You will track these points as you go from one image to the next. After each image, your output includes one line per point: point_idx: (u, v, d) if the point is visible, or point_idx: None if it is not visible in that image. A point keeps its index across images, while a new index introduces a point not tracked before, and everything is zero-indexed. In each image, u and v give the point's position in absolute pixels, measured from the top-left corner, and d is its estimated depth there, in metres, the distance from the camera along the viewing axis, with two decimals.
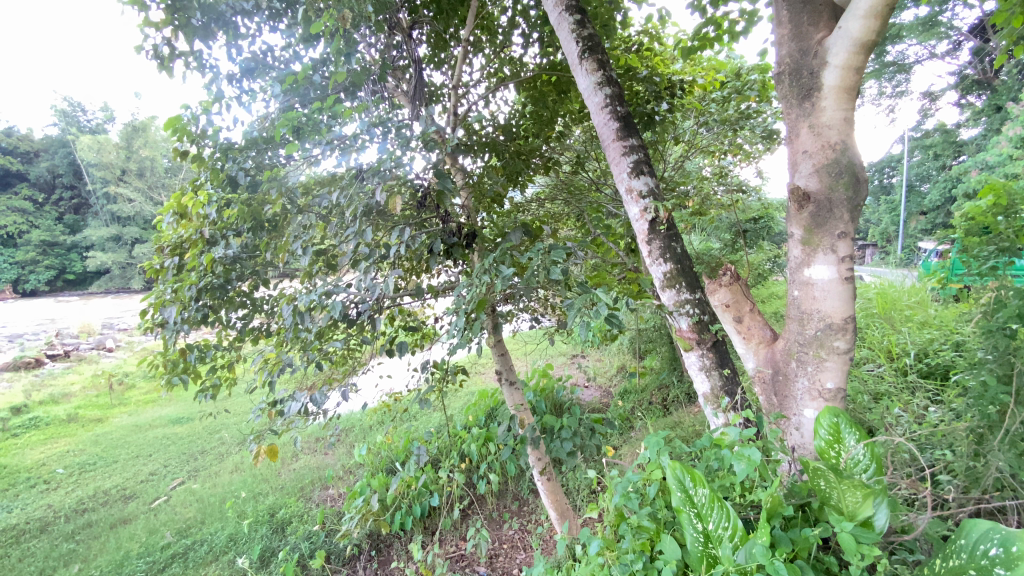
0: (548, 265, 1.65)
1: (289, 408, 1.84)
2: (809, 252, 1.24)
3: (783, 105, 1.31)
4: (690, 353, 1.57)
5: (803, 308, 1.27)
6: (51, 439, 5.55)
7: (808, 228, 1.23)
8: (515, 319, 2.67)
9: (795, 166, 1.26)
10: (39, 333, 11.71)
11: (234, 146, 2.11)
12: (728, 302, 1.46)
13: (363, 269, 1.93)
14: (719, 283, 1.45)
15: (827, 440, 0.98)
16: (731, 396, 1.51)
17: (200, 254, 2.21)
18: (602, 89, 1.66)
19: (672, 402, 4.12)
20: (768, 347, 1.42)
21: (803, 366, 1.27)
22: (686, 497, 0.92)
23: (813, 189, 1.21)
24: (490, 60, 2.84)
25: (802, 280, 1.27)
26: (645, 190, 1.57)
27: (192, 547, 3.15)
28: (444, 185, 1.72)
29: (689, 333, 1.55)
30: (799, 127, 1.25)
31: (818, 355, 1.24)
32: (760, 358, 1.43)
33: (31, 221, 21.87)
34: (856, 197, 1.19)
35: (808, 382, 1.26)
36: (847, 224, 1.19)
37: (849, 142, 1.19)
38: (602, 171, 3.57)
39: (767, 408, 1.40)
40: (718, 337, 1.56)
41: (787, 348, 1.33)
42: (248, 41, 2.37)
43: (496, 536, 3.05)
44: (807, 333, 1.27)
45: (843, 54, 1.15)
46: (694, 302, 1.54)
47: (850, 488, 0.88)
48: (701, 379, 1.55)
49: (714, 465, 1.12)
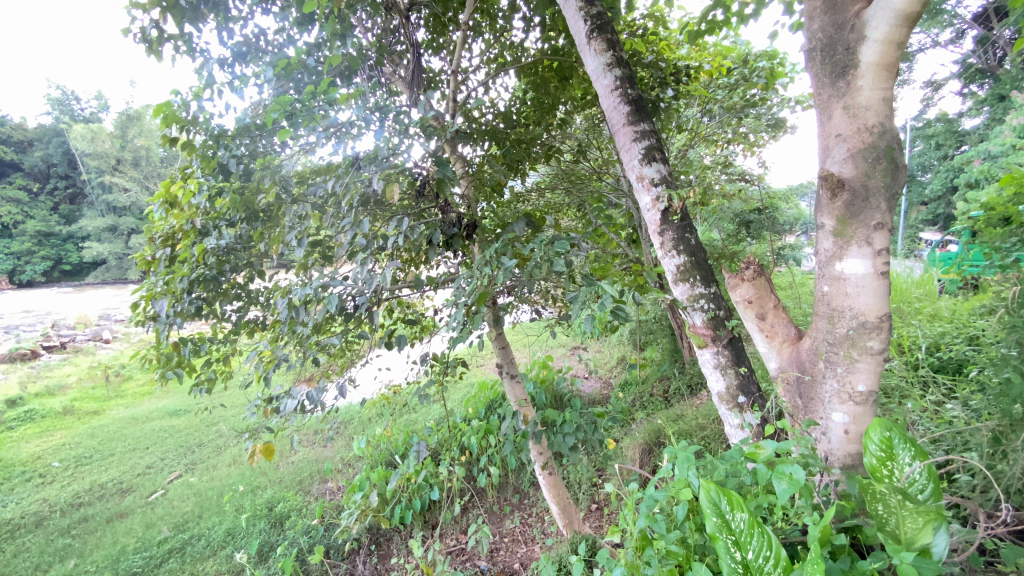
0: (552, 256, 1.59)
1: (285, 404, 1.78)
2: (842, 244, 1.17)
3: (813, 85, 1.24)
4: (704, 349, 1.52)
5: (833, 304, 1.21)
6: (47, 432, 5.51)
7: (842, 218, 1.16)
8: (515, 311, 2.62)
9: (827, 151, 1.19)
10: (36, 325, 11.62)
11: (226, 133, 2.03)
12: (751, 298, 1.40)
13: (360, 260, 1.86)
14: (742, 277, 1.38)
15: (877, 457, 0.88)
16: (748, 395, 1.46)
17: (193, 245, 2.15)
18: (612, 70, 1.59)
19: (674, 394, 4.07)
20: (792, 346, 1.36)
21: (831, 367, 1.22)
22: (722, 523, 0.83)
23: (848, 176, 1.14)
24: (490, 44, 2.76)
25: (833, 275, 1.21)
26: (658, 178, 1.51)
27: (190, 542, 3.11)
28: (444, 174, 1.66)
29: (703, 330, 1.49)
30: (832, 108, 1.17)
31: (850, 355, 1.18)
32: (783, 358, 1.37)
33: (26, 211, 21.69)
34: (895, 184, 1.11)
35: (837, 384, 1.21)
36: (884, 214, 1.12)
37: (888, 125, 1.11)
38: (604, 160, 3.60)
39: (790, 411, 1.35)
40: (733, 333, 1.51)
41: (814, 347, 1.28)
42: (240, 24, 2.30)
43: (497, 530, 3.02)
44: (837, 332, 1.21)
45: (884, 27, 1.06)
46: (709, 297, 1.48)
47: (912, 514, 0.79)
48: (716, 378, 1.50)
49: (745, 480, 1.05)
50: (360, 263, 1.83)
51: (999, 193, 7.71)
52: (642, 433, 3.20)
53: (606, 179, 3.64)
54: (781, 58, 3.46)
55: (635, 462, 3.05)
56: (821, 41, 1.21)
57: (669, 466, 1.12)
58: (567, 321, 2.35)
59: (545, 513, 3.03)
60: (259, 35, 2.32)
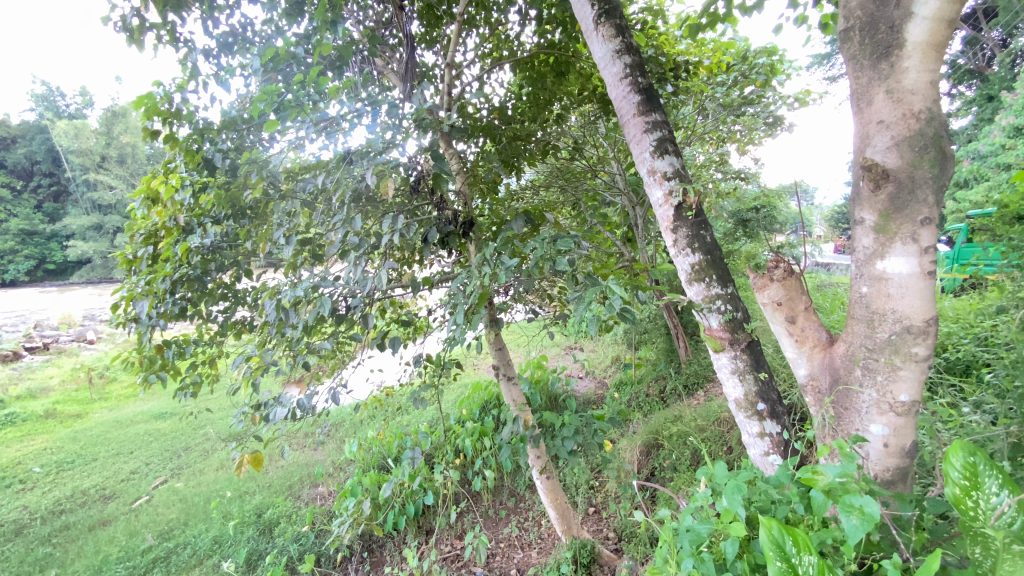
0: (554, 255, 1.52)
1: (274, 411, 1.68)
2: (884, 240, 1.07)
3: (848, 68, 1.15)
4: (721, 353, 1.45)
5: (873, 307, 1.11)
6: (28, 436, 5.35)
7: (885, 212, 1.06)
8: (511, 311, 2.56)
9: (867, 139, 1.09)
10: (18, 325, 11.39)
11: (212, 127, 1.96)
12: (780, 300, 1.27)
13: (353, 259, 1.78)
14: (770, 278, 1.26)
15: (962, 487, 0.78)
16: (767, 401, 1.41)
17: (176, 244, 2.05)
18: (621, 58, 1.52)
19: (670, 394, 3.99)
20: (824, 352, 1.26)
21: (870, 375, 1.12)
22: (788, 568, 0.75)
23: (892, 166, 1.04)
24: (485, 37, 2.69)
25: (873, 275, 1.11)
26: (670, 171, 1.45)
27: (175, 551, 3.00)
28: (441, 168, 1.58)
29: (720, 333, 1.42)
30: (872, 92, 1.07)
31: (892, 362, 1.08)
32: (814, 364, 1.27)
33: (8, 209, 21.28)
34: (942, 175, 1.02)
35: (876, 394, 1.12)
36: (931, 207, 1.02)
37: (935, 110, 1.02)
38: (598, 158, 3.56)
39: (819, 421, 1.27)
40: (752, 337, 1.44)
41: (850, 353, 1.18)
42: (226, 14, 2.22)
43: (493, 536, 2.94)
44: (877, 337, 1.11)
45: (934, 3, 0.98)
46: (726, 297, 1.42)
47: (1013, 558, 0.69)
48: (734, 383, 1.44)
49: (797, 509, 0.95)
50: (354, 263, 1.76)
51: (990, 193, 7.73)
52: (640, 435, 3.14)
53: (601, 177, 3.59)
54: (779, 55, 3.40)
55: (633, 465, 2.99)
56: (859, 19, 1.11)
57: (709, 494, 1.02)
58: (564, 321, 2.26)
59: (542, 517, 2.97)
60: (247, 24, 2.23)
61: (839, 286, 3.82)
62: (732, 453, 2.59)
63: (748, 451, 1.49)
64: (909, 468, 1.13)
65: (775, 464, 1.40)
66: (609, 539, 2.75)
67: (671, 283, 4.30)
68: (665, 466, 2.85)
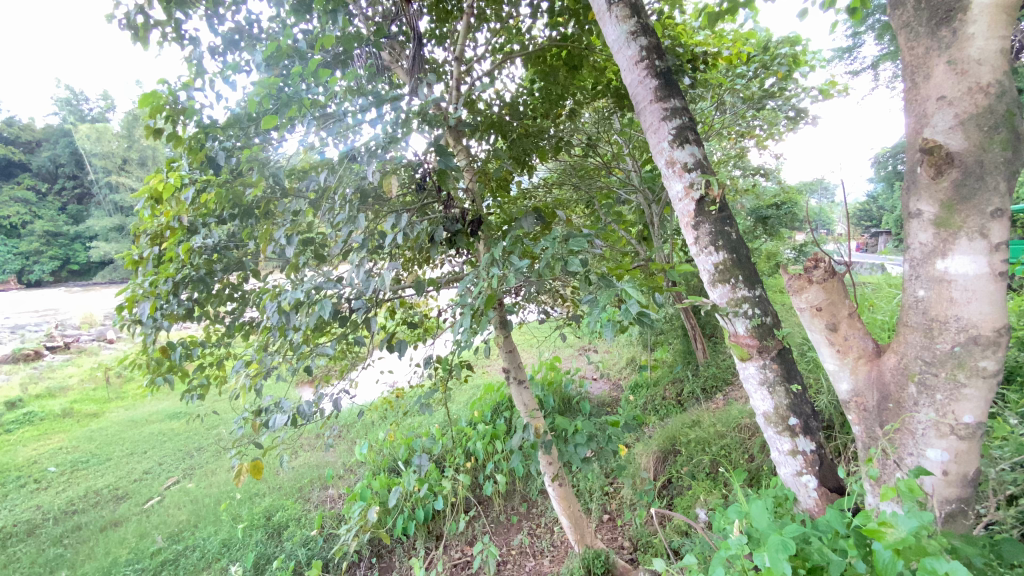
0: (566, 255, 1.43)
1: (274, 418, 1.61)
2: (947, 235, 0.96)
3: (902, 41, 1.05)
4: (748, 362, 1.35)
5: (932, 313, 1.01)
6: (45, 435, 5.43)
7: (948, 203, 0.96)
8: (522, 311, 2.47)
9: (924, 118, 0.99)
10: (41, 325, 11.66)
11: (216, 125, 1.91)
12: (819, 304, 1.17)
13: (356, 260, 1.71)
14: (808, 280, 1.16)
15: None
16: (798, 417, 1.31)
17: (180, 244, 2.01)
18: (636, 40, 1.44)
19: (687, 398, 3.82)
20: (869, 363, 1.16)
21: (928, 393, 1.02)
22: None
23: (956, 149, 0.94)
24: (496, 31, 2.62)
25: (932, 276, 1.00)
26: (691, 162, 1.35)
27: (184, 553, 2.98)
28: (447, 164, 1.49)
29: (748, 340, 1.33)
30: (932, 63, 0.98)
31: (954, 378, 0.98)
32: (858, 378, 1.17)
33: (34, 212, 21.82)
34: (1015, 160, 0.91)
35: (934, 414, 1.02)
36: (1003, 197, 0.91)
37: (1007, 84, 0.91)
38: (613, 154, 3.46)
39: (867, 441, 1.17)
40: (782, 344, 1.34)
41: (903, 366, 1.07)
42: (232, 10, 2.18)
43: (504, 543, 2.86)
44: (937, 349, 1.00)
45: None
46: (754, 301, 1.33)
47: None
48: (762, 397, 1.35)
49: (857, 565, 0.85)
50: (357, 264, 1.68)
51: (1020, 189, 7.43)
52: (656, 441, 3.03)
53: (615, 175, 3.51)
54: (802, 46, 3.27)
55: (649, 472, 2.88)
56: None
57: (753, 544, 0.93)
58: (577, 322, 2.18)
59: (554, 524, 2.88)
60: (253, 21, 2.19)
61: (865, 285, 3.67)
62: (753, 461, 2.43)
63: (778, 469, 1.40)
64: (972, 495, 1.03)
65: (809, 485, 1.32)
66: (624, 549, 2.65)
67: (687, 284, 4.18)
68: (682, 473, 2.71)
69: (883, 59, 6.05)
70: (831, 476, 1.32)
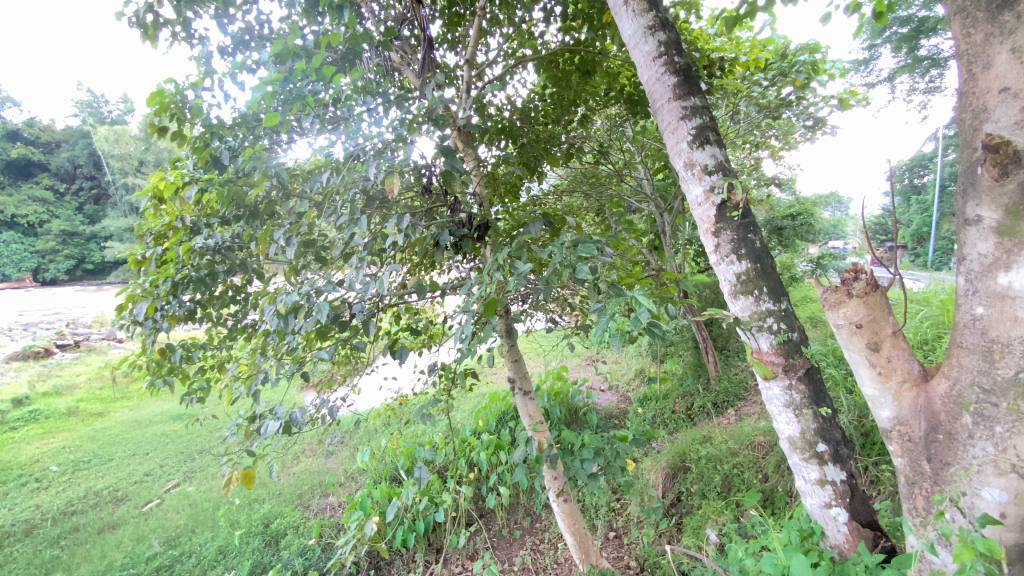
0: (575, 262, 1.36)
1: (267, 425, 1.55)
2: (1010, 245, 0.89)
3: (956, 28, 0.99)
4: (773, 381, 1.28)
5: (992, 334, 0.93)
6: (50, 433, 5.44)
7: (1012, 208, 0.89)
8: (529, 319, 2.40)
9: (984, 113, 0.93)
10: (54, 323, 11.83)
11: (224, 125, 1.84)
12: (860, 320, 1.09)
13: (356, 263, 1.63)
14: (848, 293, 1.09)
15: None
16: (827, 443, 1.23)
17: (181, 244, 1.97)
18: (654, 35, 1.38)
19: (697, 412, 3.70)
20: (915, 388, 1.08)
21: (987, 426, 0.94)
22: None
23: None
24: (509, 36, 2.58)
25: (993, 292, 0.93)
26: (712, 164, 1.29)
27: (180, 559, 2.93)
28: (453, 165, 1.40)
29: (772, 357, 1.25)
30: (992, 51, 0.92)
31: (1017, 409, 0.90)
32: (902, 404, 1.09)
33: (51, 210, 22.19)
34: None
35: (993, 449, 0.94)
36: None
37: None
38: (625, 162, 3.41)
39: (912, 477, 1.09)
40: (810, 364, 1.26)
41: (957, 393, 1.00)
42: (243, 10, 2.16)
43: (506, 559, 2.78)
44: (998, 375, 0.92)
45: None
46: (779, 315, 1.25)
47: None
48: (788, 420, 1.27)
49: None
50: (356, 267, 1.59)
51: None
52: (665, 456, 2.92)
53: (627, 183, 3.46)
54: (822, 53, 3.19)
55: (657, 489, 2.79)
56: None
57: None
58: (586, 333, 2.10)
59: (558, 540, 2.79)
60: (263, 22, 2.17)
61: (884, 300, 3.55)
62: (767, 482, 2.33)
63: (805, 500, 1.32)
64: None
65: (839, 519, 1.24)
66: (630, 569, 2.54)
67: (698, 295, 4.10)
68: (692, 491, 2.62)
69: (900, 71, 5.96)
70: (864, 509, 1.24)
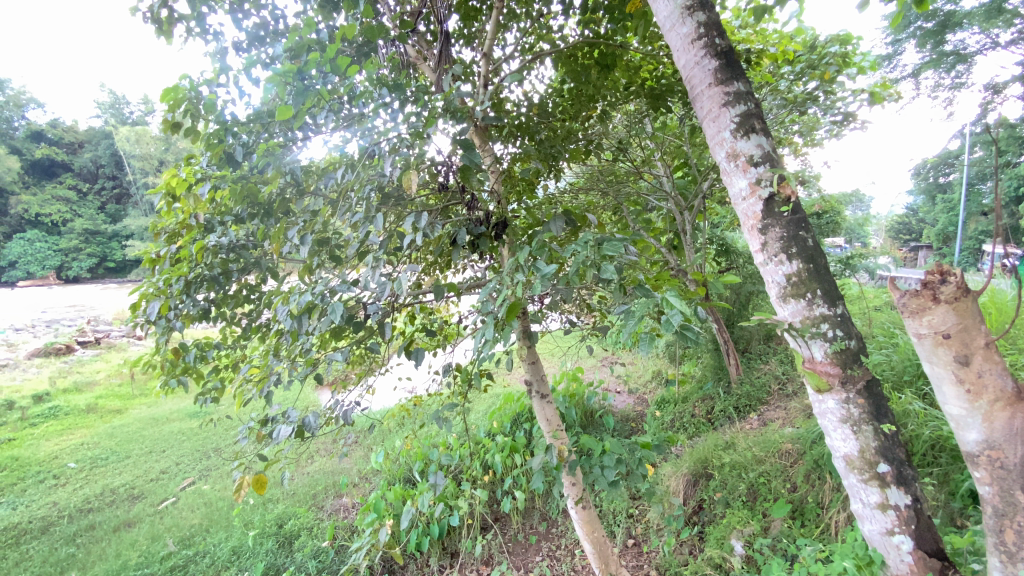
0: (599, 261, 1.28)
1: (279, 430, 1.50)
2: None
3: None
4: (826, 393, 1.20)
5: None
6: (68, 430, 5.51)
7: None
8: (545, 319, 2.33)
9: None
10: (75, 320, 12.07)
11: (237, 121, 1.77)
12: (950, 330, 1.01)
13: (372, 263, 1.58)
14: (938, 300, 1.01)
15: None
16: (890, 464, 1.15)
17: (195, 243, 1.93)
18: (692, 16, 1.30)
19: (718, 416, 3.60)
20: (1011, 406, 1.00)
21: None
22: None
23: None
24: (527, 30, 2.52)
25: None
26: (758, 155, 1.21)
27: (194, 559, 2.92)
28: (473, 160, 1.32)
29: (827, 367, 1.17)
30: None
31: None
32: (995, 424, 1.02)
33: (74, 210, 22.66)
34: None
35: None
36: None
37: None
38: (644, 158, 3.33)
39: (1004, 506, 1.03)
40: (869, 375, 1.18)
41: None
42: (256, 5, 2.12)
43: (523, 564, 2.72)
44: None
45: None
46: (835, 320, 1.17)
47: None
48: (845, 437, 1.19)
49: None
50: (371, 267, 1.53)
51: None
52: (685, 462, 2.82)
53: (645, 180, 3.37)
54: (851, 45, 3.06)
55: (677, 496, 2.69)
56: None
57: None
58: (605, 334, 2.03)
59: (576, 547, 2.72)
60: (276, 17, 2.12)
61: None
62: (796, 491, 2.24)
63: (861, 524, 1.24)
64: None
65: (902, 548, 1.16)
66: None
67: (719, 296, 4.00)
68: (715, 499, 2.54)
69: (925, 67, 5.78)
70: (929, 537, 1.16)
